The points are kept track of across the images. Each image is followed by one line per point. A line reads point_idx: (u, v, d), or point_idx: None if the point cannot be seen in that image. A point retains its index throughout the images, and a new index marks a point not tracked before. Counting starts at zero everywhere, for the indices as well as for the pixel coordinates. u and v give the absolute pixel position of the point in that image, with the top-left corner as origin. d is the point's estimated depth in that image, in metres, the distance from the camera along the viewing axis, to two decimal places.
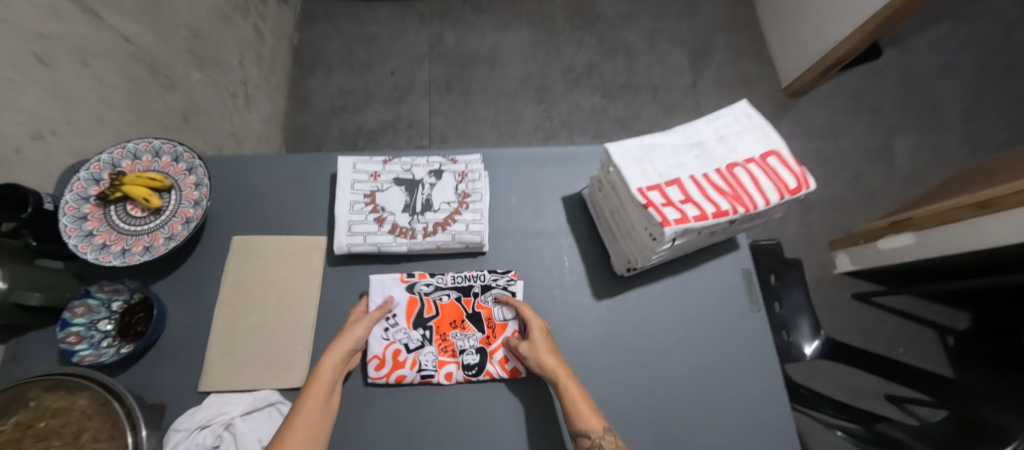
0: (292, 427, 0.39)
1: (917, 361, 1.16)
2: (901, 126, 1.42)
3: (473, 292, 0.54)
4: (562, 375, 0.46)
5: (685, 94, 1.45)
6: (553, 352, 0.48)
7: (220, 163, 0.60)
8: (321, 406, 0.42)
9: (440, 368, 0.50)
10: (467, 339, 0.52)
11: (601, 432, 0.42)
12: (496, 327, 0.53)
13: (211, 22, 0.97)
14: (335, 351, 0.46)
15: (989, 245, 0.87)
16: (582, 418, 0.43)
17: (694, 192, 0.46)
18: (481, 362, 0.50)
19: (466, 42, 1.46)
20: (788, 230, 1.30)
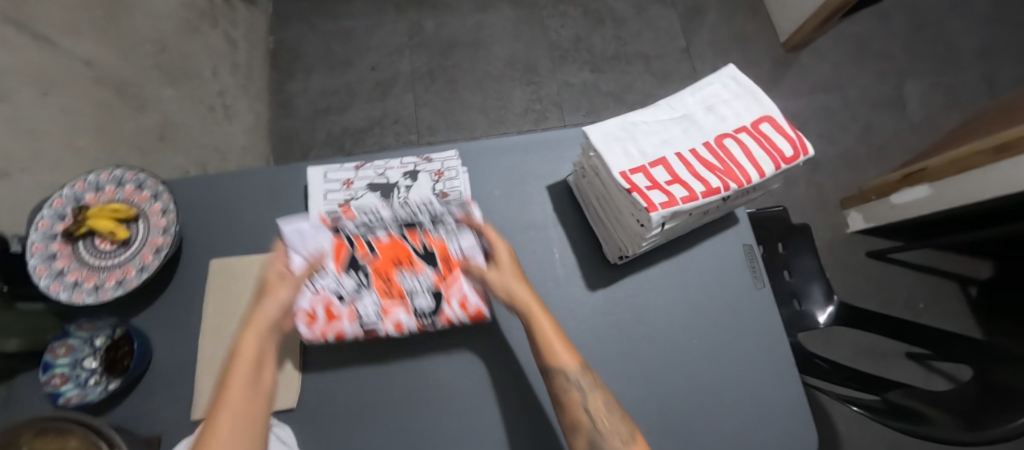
0: (222, 414, 0.34)
1: (939, 316, 1.12)
2: (913, 70, 1.34)
3: (419, 225, 0.50)
4: (536, 313, 0.43)
5: (679, 60, 1.38)
6: (522, 287, 0.45)
7: (190, 185, 0.58)
8: (249, 384, 0.36)
9: (386, 317, 0.48)
10: (416, 280, 0.49)
11: (579, 373, 0.41)
12: (449, 263, 0.50)
13: (177, 34, 0.94)
14: (256, 323, 0.40)
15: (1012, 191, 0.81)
16: (558, 361, 0.41)
17: (681, 170, 0.42)
18: (435, 304, 0.49)
19: (446, 28, 1.41)
20: (797, 192, 1.25)
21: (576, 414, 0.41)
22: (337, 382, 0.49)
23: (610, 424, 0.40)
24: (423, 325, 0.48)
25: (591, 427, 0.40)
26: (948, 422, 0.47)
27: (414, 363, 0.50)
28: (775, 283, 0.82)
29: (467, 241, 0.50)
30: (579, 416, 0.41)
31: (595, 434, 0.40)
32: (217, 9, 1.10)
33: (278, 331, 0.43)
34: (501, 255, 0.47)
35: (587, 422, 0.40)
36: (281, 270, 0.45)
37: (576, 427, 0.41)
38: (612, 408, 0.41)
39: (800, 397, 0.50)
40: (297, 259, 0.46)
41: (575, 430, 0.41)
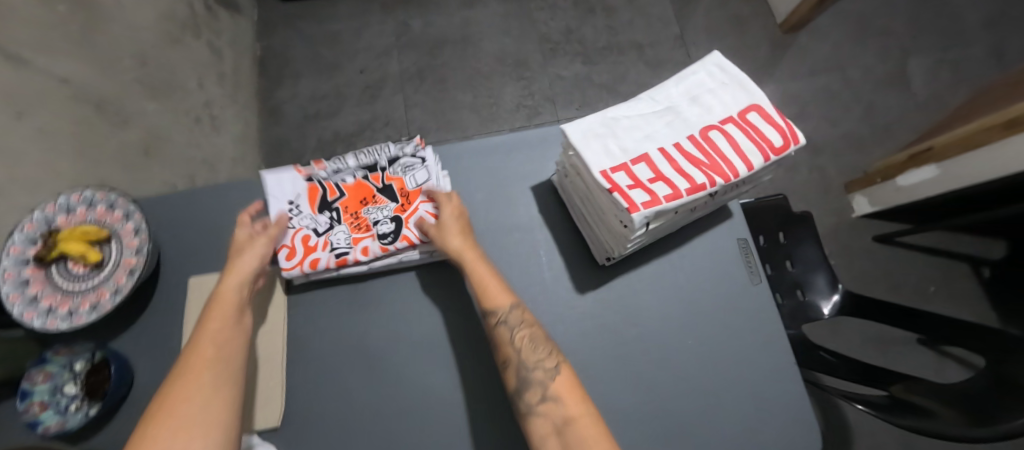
0: (200, 347, 0.39)
1: (950, 299, 1.09)
2: (917, 46, 1.29)
3: (380, 167, 0.53)
4: (470, 255, 0.46)
5: (673, 47, 1.35)
6: (464, 233, 0.47)
7: (168, 201, 0.57)
8: (228, 324, 0.42)
9: (356, 244, 0.49)
10: (381, 211, 0.51)
11: (507, 309, 0.43)
12: (410, 194, 0.52)
13: (157, 47, 0.92)
14: (237, 270, 0.45)
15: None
16: (488, 298, 0.44)
17: (665, 166, 0.40)
18: (397, 229, 0.50)
19: (434, 26, 1.38)
20: (799, 177, 1.22)
21: (504, 349, 0.42)
22: (322, 398, 0.48)
23: (535, 356, 0.41)
24: (388, 248, 0.49)
25: (517, 358, 0.42)
26: (958, 419, 0.44)
27: (399, 376, 0.48)
28: (777, 273, 0.80)
29: (423, 177, 0.52)
30: (507, 350, 0.42)
31: (521, 365, 0.41)
32: (199, 18, 1.09)
33: (258, 279, 0.47)
34: (446, 198, 0.49)
35: (514, 355, 0.42)
36: (250, 231, 0.48)
37: (505, 361, 0.42)
38: (541, 342, 0.42)
39: (801, 396, 0.48)
40: (272, 205, 0.51)
41: (505, 365, 0.42)
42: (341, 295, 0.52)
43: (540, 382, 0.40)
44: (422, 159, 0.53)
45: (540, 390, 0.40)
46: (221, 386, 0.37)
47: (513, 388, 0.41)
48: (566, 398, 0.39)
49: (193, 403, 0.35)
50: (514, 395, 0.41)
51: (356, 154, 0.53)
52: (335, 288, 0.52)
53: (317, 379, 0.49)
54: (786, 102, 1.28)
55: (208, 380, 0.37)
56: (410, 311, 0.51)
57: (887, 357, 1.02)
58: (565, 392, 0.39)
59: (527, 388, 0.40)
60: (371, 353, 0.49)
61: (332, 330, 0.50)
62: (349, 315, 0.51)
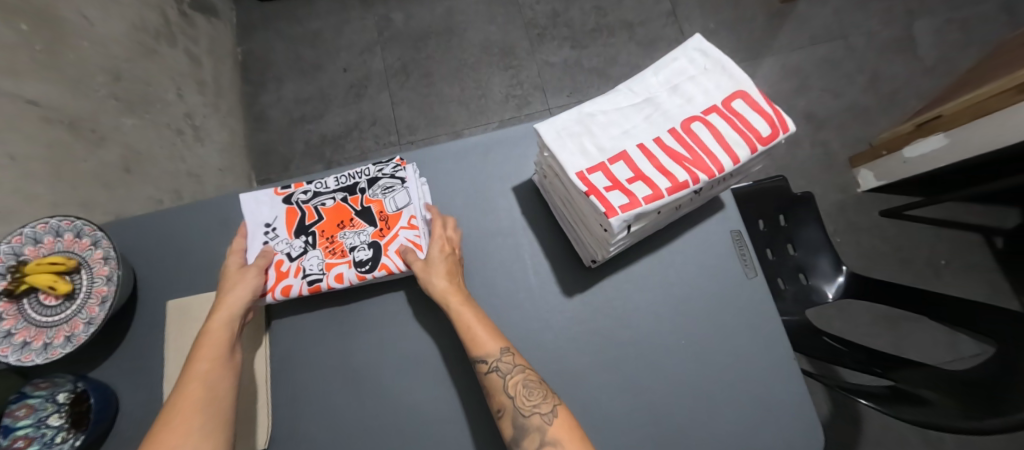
0: (187, 391, 0.38)
1: (963, 272, 1.05)
2: (923, 8, 1.23)
3: (360, 189, 0.50)
4: (458, 301, 0.44)
5: (664, 24, 1.29)
6: (451, 275, 0.45)
7: (142, 224, 0.56)
8: (216, 362, 0.40)
9: (330, 270, 0.46)
10: (358, 235, 0.48)
11: (498, 355, 0.42)
12: (389, 218, 0.48)
13: (130, 59, 0.90)
14: (224, 304, 0.43)
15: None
16: (478, 345, 0.42)
17: (644, 164, 0.37)
18: (375, 256, 0.46)
19: (416, 18, 1.34)
20: (801, 153, 1.17)
21: (498, 398, 0.41)
22: (308, 418, 0.47)
23: (530, 402, 0.40)
24: (365, 276, 0.46)
25: (512, 405, 0.40)
26: (964, 409, 0.42)
27: (385, 392, 0.47)
28: (778, 258, 0.77)
29: (406, 199, 0.49)
30: (502, 399, 0.40)
31: (517, 413, 0.39)
32: (174, 26, 1.06)
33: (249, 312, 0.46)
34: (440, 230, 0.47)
35: (508, 403, 0.40)
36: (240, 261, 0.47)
37: (499, 410, 0.40)
38: (535, 386, 0.41)
39: (804, 394, 0.46)
40: (250, 230, 0.48)
41: (500, 414, 0.40)
42: (321, 312, 0.50)
43: (538, 429, 0.38)
44: (403, 181, 0.49)
45: (538, 437, 0.38)
46: (211, 434, 0.37)
47: (510, 437, 0.39)
48: (564, 444, 0.37)
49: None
50: (512, 444, 0.39)
51: (337, 175, 0.51)
52: (316, 305, 0.50)
53: (302, 399, 0.48)
54: (785, 76, 1.22)
55: (196, 428, 0.36)
56: (392, 326, 0.49)
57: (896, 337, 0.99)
58: (563, 437, 0.38)
59: (526, 436, 0.38)
60: (355, 370, 0.48)
61: (314, 348, 0.49)
62: (331, 332, 0.50)
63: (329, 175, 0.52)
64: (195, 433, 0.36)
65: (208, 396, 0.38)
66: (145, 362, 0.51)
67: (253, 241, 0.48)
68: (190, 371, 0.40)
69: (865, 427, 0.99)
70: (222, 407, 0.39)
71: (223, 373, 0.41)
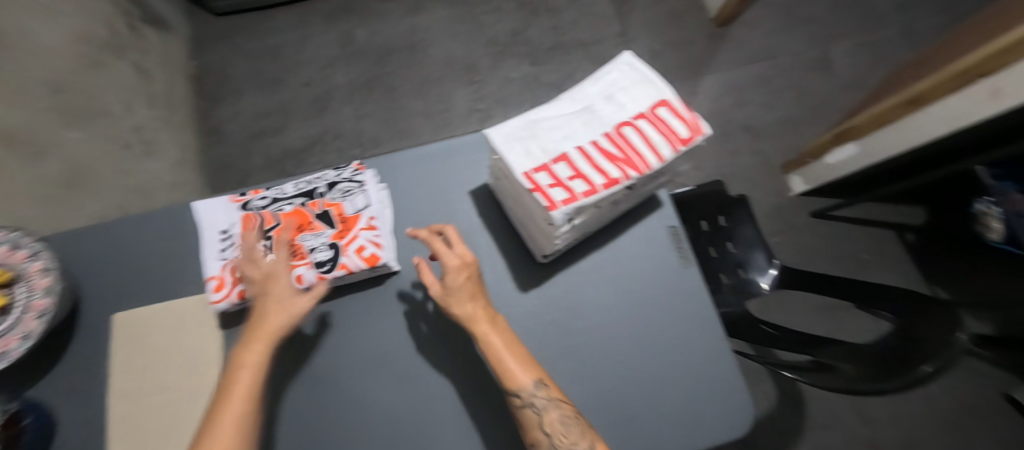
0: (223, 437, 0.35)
1: (883, 265, 1.18)
2: (838, 32, 1.39)
3: (319, 193, 0.51)
4: (485, 328, 0.44)
5: (616, 44, 1.39)
6: (476, 298, 0.45)
7: (83, 237, 0.54)
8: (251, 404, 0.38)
9: None
10: (317, 237, 0.48)
11: (533, 391, 0.41)
12: (349, 220, 0.49)
13: (74, 72, 0.87)
14: (265, 332, 0.41)
15: (948, 131, 0.84)
16: (512, 380, 0.42)
17: (583, 164, 0.42)
18: (334, 257, 0.47)
19: (379, 34, 1.37)
20: (741, 162, 1.28)
21: (533, 433, 0.41)
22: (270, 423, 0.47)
23: (568, 440, 0.40)
24: (324, 276, 0.46)
25: (547, 443, 0.40)
26: (873, 373, 0.48)
27: (347, 393, 0.47)
28: (720, 256, 0.84)
29: (365, 202, 0.50)
30: (536, 434, 0.41)
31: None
32: (121, 40, 1.04)
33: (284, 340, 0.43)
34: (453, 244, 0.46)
35: (544, 440, 0.40)
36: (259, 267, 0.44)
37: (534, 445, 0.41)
38: (572, 422, 0.41)
39: (737, 374, 0.50)
40: (202, 237, 0.48)
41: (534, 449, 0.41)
42: None
43: None
44: (361, 184, 0.51)
45: None
46: None
47: None
48: None
49: None
50: None
51: (296, 181, 0.52)
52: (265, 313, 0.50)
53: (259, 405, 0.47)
54: (724, 92, 1.34)
55: None
56: (350, 328, 0.50)
57: (830, 326, 1.09)
58: None
59: None
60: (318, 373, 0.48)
61: (274, 349, 0.49)
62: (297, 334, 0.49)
63: (287, 182, 0.52)
64: None
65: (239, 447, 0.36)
66: (83, 380, 0.48)
67: (207, 256, 0.47)
68: (220, 410, 0.37)
69: (808, 411, 1.07)
70: None
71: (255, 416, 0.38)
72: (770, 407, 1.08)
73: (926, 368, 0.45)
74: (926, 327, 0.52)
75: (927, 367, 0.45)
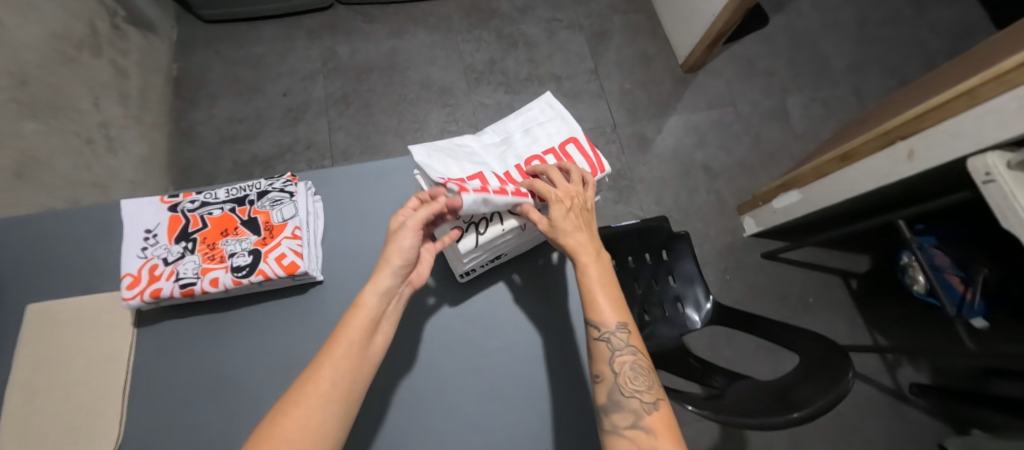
0: (317, 375, 0.39)
1: (826, 308, 1.22)
2: (795, 86, 1.48)
3: (249, 201, 0.53)
4: (586, 260, 0.45)
5: (587, 80, 1.46)
6: (581, 231, 0.46)
7: (11, 227, 0.55)
8: (355, 347, 0.40)
9: (204, 275, 0.48)
10: (239, 242, 0.50)
11: (612, 330, 0.44)
12: (274, 228, 0.51)
13: (44, 65, 0.89)
14: (383, 271, 0.43)
15: (874, 186, 0.88)
16: (598, 313, 0.45)
17: (494, 180, 0.45)
18: (253, 263, 0.48)
19: (361, 52, 1.42)
20: (698, 200, 1.34)
21: (601, 366, 0.44)
22: (172, 424, 0.47)
23: (633, 385, 0.43)
24: (241, 281, 0.48)
25: (613, 379, 0.44)
26: (750, 409, 0.51)
27: (250, 404, 0.48)
28: (660, 288, 0.87)
29: (292, 212, 0.52)
30: (603, 368, 0.44)
31: (616, 388, 0.43)
32: (101, 38, 1.07)
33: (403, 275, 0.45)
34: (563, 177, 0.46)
35: (610, 375, 0.44)
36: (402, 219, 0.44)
37: (598, 377, 0.44)
38: (641, 373, 0.44)
39: None
40: (125, 235, 0.49)
41: (598, 380, 0.44)
42: (198, 319, 0.51)
43: (634, 411, 0.42)
44: (291, 194, 0.53)
45: (632, 417, 0.42)
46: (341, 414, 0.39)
47: (601, 404, 0.43)
48: (657, 433, 0.41)
49: (305, 428, 0.37)
50: (602, 411, 0.43)
51: (228, 188, 0.54)
52: (186, 315, 0.52)
53: (165, 409, 0.47)
54: (686, 132, 1.41)
55: (331, 410, 0.38)
56: (268, 333, 0.51)
57: (771, 364, 1.13)
58: (656, 426, 0.41)
59: (618, 409, 0.42)
60: (229, 382, 0.49)
61: (189, 349, 0.50)
62: (216, 337, 0.51)
63: (220, 188, 0.54)
64: (319, 422, 0.37)
65: (335, 382, 0.39)
66: None
67: (127, 254, 0.48)
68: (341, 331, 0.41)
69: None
70: (354, 390, 0.40)
71: (367, 352, 0.41)
72: (712, 445, 1.09)
73: (796, 413, 0.47)
74: (824, 374, 0.54)
75: (799, 412, 0.47)
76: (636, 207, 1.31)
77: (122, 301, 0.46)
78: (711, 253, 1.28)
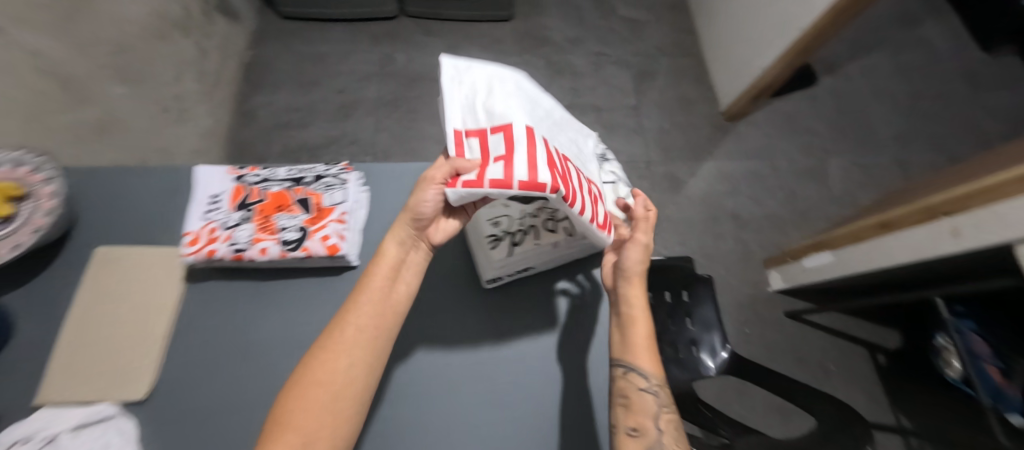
0: (345, 324, 0.44)
1: (847, 380, 1.17)
2: (835, 148, 1.47)
3: (305, 182, 0.57)
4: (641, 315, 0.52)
5: (627, 115, 1.50)
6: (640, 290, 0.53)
7: (95, 174, 0.61)
8: (378, 296, 0.45)
9: (256, 243, 0.51)
10: (290, 219, 0.53)
11: (656, 385, 0.49)
12: (323, 210, 0.54)
13: (141, 38, 0.99)
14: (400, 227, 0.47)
15: (911, 258, 0.86)
16: (648, 368, 0.49)
17: (520, 149, 0.38)
18: (300, 239, 0.52)
19: (416, 62, 1.50)
20: (724, 247, 1.32)
21: (643, 418, 0.47)
22: (199, 379, 0.49)
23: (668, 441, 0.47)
24: (287, 254, 0.51)
25: (654, 434, 0.47)
26: None
27: (269, 369, 0.50)
28: (676, 329, 0.86)
29: (341, 198, 0.56)
30: (646, 422, 0.47)
31: (655, 441, 0.46)
32: (193, 20, 1.18)
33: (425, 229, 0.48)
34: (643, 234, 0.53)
35: (650, 428, 0.47)
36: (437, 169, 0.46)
37: (638, 429, 0.47)
38: (672, 430, 0.48)
39: None
40: (195, 197, 0.54)
41: (636, 432, 0.46)
42: (240, 284, 0.55)
43: None
44: (343, 182, 0.57)
45: None
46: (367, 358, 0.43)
47: None
48: None
49: (337, 374, 0.42)
50: None
51: (288, 168, 0.59)
52: (231, 278, 0.56)
53: (195, 362, 0.50)
54: (719, 178, 1.42)
55: (359, 355, 0.43)
56: (299, 307, 0.54)
57: (783, 428, 1.08)
58: None
59: None
60: (252, 346, 0.52)
61: (226, 310, 0.54)
62: (253, 304, 0.54)
63: (282, 168, 0.59)
64: (345, 365, 0.42)
65: (361, 330, 0.43)
66: (54, 296, 0.53)
67: (193, 214, 0.53)
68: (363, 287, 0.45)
69: None
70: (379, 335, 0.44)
71: (390, 300, 0.46)
72: None
73: None
74: None
75: None
76: (661, 246, 1.31)
77: (181, 256, 0.50)
78: (731, 303, 1.26)
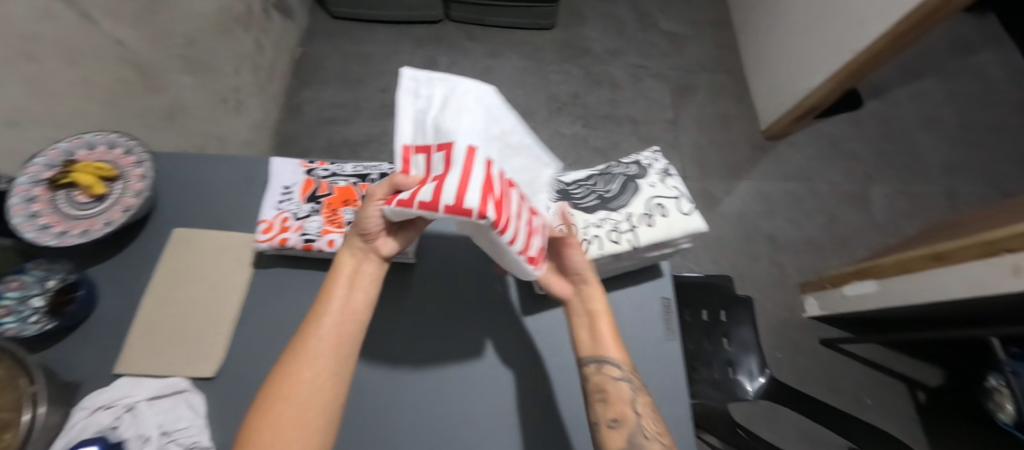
0: (305, 336, 0.40)
1: (883, 416, 1.13)
2: (879, 174, 1.43)
3: (370, 179, 0.59)
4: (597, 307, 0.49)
5: (664, 129, 1.49)
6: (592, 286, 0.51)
7: (173, 160, 0.64)
8: (343, 306, 0.42)
9: (324, 235, 0.53)
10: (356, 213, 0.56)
11: (626, 369, 0.46)
12: None
13: (209, 32, 1.05)
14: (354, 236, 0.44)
15: (965, 294, 0.82)
16: (610, 354, 0.47)
17: (453, 174, 0.35)
18: None
19: (458, 65, 1.54)
20: (758, 268, 1.30)
21: (620, 407, 0.44)
22: (262, 362, 0.52)
23: (653, 427, 0.43)
24: None
25: (634, 421, 0.43)
26: None
27: None
28: (713, 349, 0.85)
29: None
30: (623, 411, 0.44)
31: (637, 430, 0.43)
32: (254, 17, 1.24)
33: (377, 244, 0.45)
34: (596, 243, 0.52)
35: (630, 416, 0.44)
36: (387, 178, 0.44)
37: (617, 419, 0.44)
38: (654, 418, 0.45)
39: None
40: (269, 187, 0.57)
41: (617, 423, 0.44)
42: (303, 273, 0.57)
43: None
44: None
45: None
46: (335, 369, 0.40)
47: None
48: None
49: (303, 389, 0.38)
50: None
51: (354, 165, 0.61)
52: (294, 266, 0.58)
53: (258, 346, 0.52)
54: (756, 198, 1.39)
55: (326, 367, 0.40)
56: None
57: None
58: None
59: None
60: None
61: (288, 297, 0.56)
62: (314, 293, 0.56)
63: (348, 164, 0.62)
64: (313, 376, 0.39)
65: (326, 340, 0.40)
66: (132, 273, 0.56)
67: (267, 203, 0.55)
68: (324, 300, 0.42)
69: None
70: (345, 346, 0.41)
71: (353, 309, 0.43)
72: None
73: None
74: None
75: None
76: (693, 263, 1.30)
77: (254, 242, 0.53)
78: (763, 326, 1.23)
